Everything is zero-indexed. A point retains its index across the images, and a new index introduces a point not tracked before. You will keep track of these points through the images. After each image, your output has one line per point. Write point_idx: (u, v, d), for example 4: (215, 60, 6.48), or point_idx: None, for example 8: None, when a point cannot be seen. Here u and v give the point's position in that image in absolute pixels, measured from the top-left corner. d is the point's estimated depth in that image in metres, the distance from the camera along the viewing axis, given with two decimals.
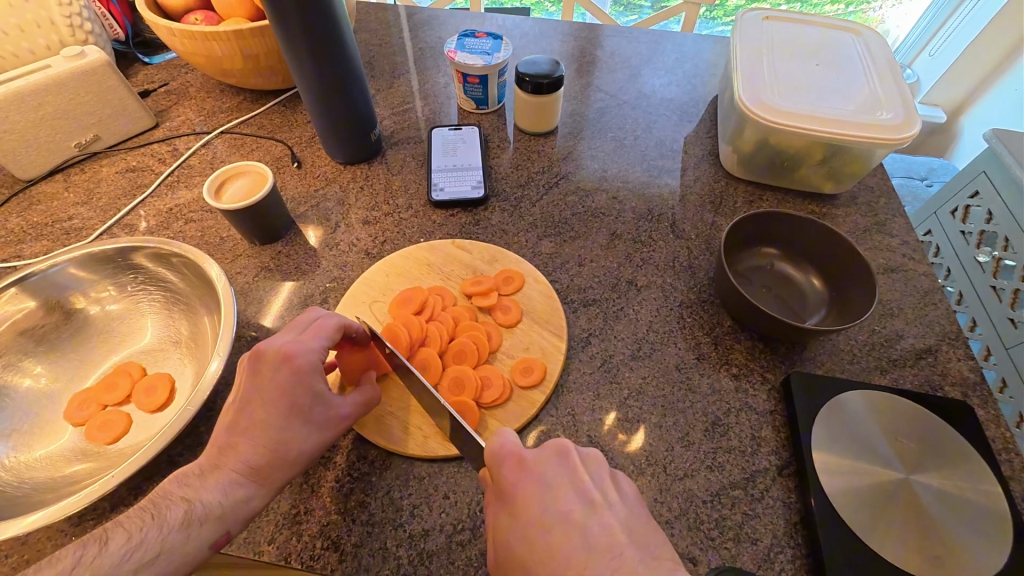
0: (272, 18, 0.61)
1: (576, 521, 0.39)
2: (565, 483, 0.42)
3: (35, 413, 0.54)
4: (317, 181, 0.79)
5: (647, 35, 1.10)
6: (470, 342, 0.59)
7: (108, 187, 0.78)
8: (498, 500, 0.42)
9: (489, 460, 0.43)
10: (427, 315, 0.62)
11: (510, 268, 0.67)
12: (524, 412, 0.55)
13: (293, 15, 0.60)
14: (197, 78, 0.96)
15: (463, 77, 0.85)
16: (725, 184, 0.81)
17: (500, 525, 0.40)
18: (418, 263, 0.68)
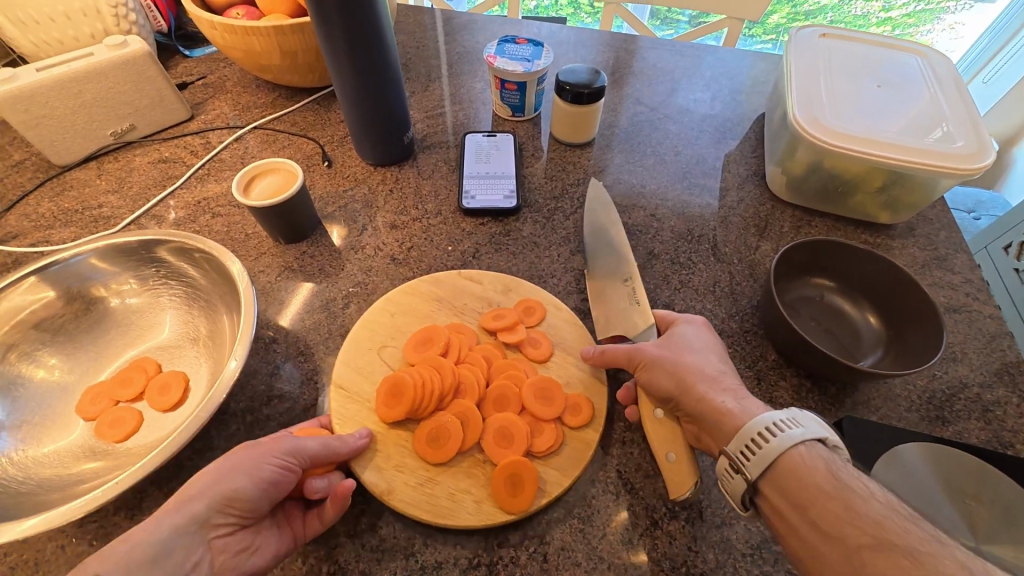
0: (314, 17, 0.60)
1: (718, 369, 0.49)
2: (708, 345, 0.52)
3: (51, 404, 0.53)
4: (346, 181, 0.78)
5: (689, 48, 1.07)
6: (509, 385, 0.53)
7: (139, 177, 0.78)
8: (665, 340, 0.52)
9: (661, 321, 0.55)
10: (454, 358, 0.55)
11: (530, 298, 0.61)
12: (579, 459, 0.49)
13: (335, 14, 0.59)
14: (234, 72, 0.96)
15: (501, 83, 0.83)
16: (771, 208, 0.76)
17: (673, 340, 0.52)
18: (424, 299, 0.61)
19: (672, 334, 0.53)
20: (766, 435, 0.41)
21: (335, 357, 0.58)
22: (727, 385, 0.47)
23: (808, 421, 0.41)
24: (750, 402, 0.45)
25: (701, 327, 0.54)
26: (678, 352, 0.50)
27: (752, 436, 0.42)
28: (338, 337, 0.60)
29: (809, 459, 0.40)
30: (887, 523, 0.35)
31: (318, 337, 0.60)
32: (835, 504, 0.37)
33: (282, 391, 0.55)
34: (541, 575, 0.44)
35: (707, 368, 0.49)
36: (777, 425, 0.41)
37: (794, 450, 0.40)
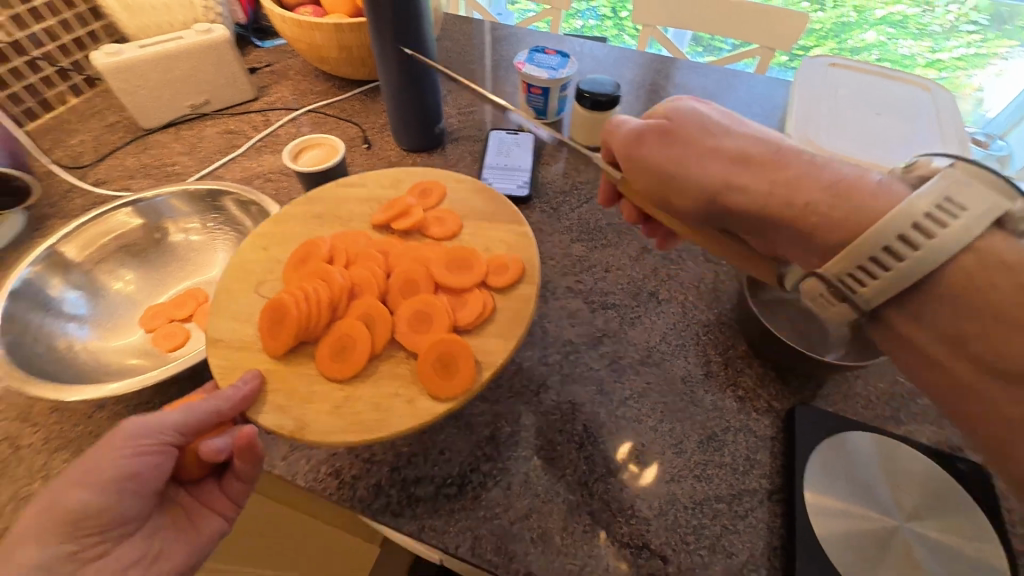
0: (365, 1, 0.69)
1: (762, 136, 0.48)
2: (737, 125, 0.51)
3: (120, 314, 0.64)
4: (382, 162, 0.88)
5: (712, 70, 1.13)
6: (418, 275, 0.60)
7: (208, 144, 0.90)
8: (693, 142, 0.51)
9: (687, 137, 0.52)
10: (344, 261, 0.62)
11: (426, 183, 0.70)
12: (502, 333, 0.55)
13: (384, 1, 0.68)
14: (297, 63, 1.09)
15: (528, 87, 0.92)
16: None
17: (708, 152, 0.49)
18: (304, 216, 0.67)
19: (699, 117, 0.52)
20: (917, 236, 0.36)
21: None
22: (780, 167, 0.45)
23: (967, 199, 0.36)
24: (816, 175, 0.43)
25: (726, 116, 0.52)
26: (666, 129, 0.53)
27: (863, 186, 0.41)
28: None
29: (959, 252, 0.36)
30: (1019, 251, 0.35)
31: None
32: (968, 260, 0.36)
33: None
34: (503, 499, 0.51)
35: (703, 128, 0.51)
36: (938, 213, 0.36)
37: (963, 229, 0.35)
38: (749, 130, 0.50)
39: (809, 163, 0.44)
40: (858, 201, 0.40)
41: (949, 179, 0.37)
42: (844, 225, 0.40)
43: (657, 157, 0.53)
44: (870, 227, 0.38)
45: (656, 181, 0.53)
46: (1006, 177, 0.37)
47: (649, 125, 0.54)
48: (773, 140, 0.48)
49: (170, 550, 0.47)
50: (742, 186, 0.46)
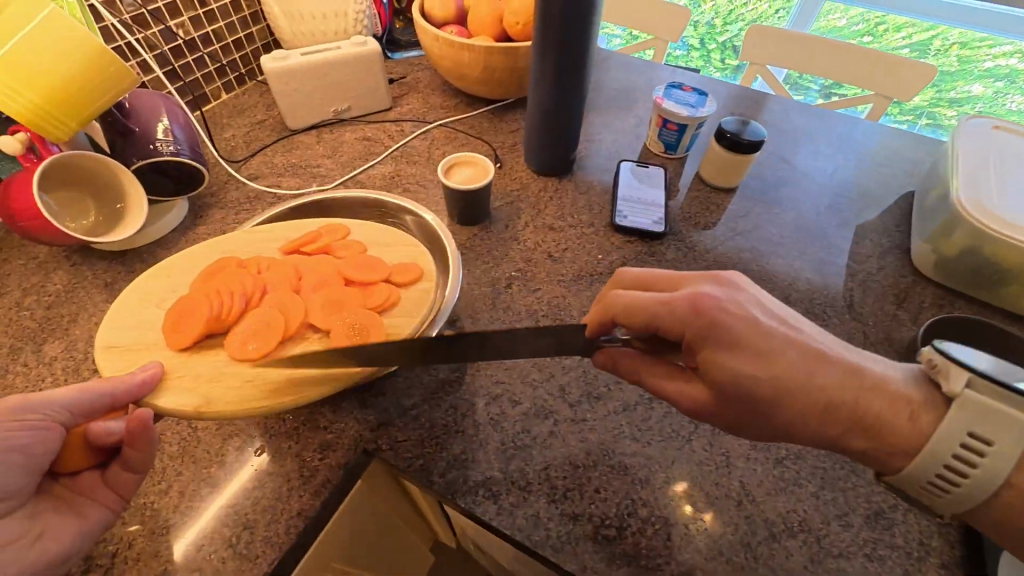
0: (539, 19, 0.71)
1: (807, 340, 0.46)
2: (732, 309, 0.46)
3: (144, 294, 0.59)
4: (513, 183, 0.89)
5: (840, 117, 1.09)
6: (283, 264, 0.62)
7: (348, 149, 0.94)
8: (708, 335, 0.45)
9: (698, 335, 0.46)
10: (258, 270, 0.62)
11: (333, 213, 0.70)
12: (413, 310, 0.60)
13: (558, 21, 0.70)
14: (426, 76, 1.13)
15: (663, 122, 0.92)
16: (913, 282, 0.77)
17: (727, 364, 0.44)
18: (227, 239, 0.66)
19: (698, 296, 0.47)
20: (961, 467, 0.40)
21: (496, 325, 0.68)
22: (834, 382, 0.44)
23: (995, 431, 0.39)
24: (864, 381, 0.44)
25: (726, 286, 0.49)
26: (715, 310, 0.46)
27: (889, 390, 0.44)
28: (500, 310, 0.70)
29: (1011, 476, 0.39)
30: None
31: (482, 306, 0.70)
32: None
33: None
34: (664, 550, 0.50)
35: (746, 327, 0.45)
36: (975, 441, 0.40)
37: (1009, 460, 0.39)
38: (768, 321, 0.46)
39: (854, 385, 0.44)
40: (890, 428, 0.43)
41: (965, 409, 0.40)
42: (898, 448, 0.43)
43: (723, 374, 0.44)
44: (920, 449, 0.42)
45: (700, 407, 0.47)
46: (1011, 379, 0.39)
47: (667, 318, 0.47)
48: (812, 347, 0.45)
49: (57, 530, 0.44)
50: (792, 403, 0.44)
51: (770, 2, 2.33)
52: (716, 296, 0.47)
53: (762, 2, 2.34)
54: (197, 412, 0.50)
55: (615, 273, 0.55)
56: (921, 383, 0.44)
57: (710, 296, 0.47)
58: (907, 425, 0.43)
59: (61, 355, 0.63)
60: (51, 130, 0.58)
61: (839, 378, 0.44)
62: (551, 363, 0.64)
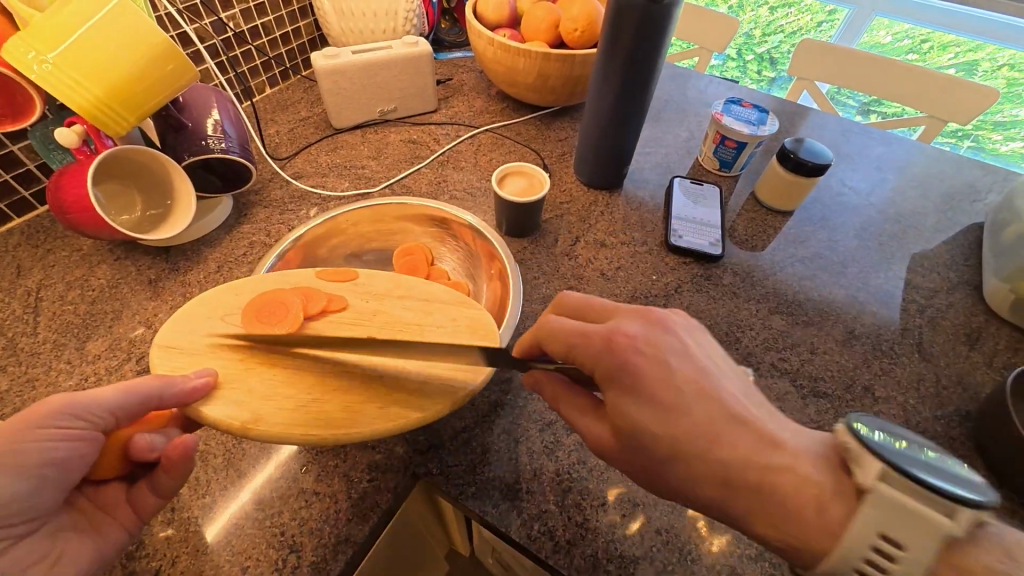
0: (608, 28, 0.69)
1: (730, 401, 0.39)
2: (657, 347, 0.41)
3: (204, 306, 0.54)
4: (562, 194, 0.87)
5: (902, 141, 1.05)
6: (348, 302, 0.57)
7: (393, 151, 0.92)
8: (620, 390, 0.40)
9: (550, 339, 0.45)
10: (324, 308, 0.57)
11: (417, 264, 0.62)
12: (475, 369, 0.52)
13: (629, 33, 0.67)
14: (471, 79, 1.11)
15: (720, 138, 0.88)
16: (985, 320, 0.73)
17: (624, 411, 0.40)
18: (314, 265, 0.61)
19: (610, 328, 0.42)
20: (871, 569, 0.34)
21: None
22: (727, 442, 0.37)
23: (905, 525, 0.33)
24: (769, 456, 0.37)
25: (652, 319, 0.44)
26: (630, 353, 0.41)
27: (787, 450, 0.38)
28: None
29: (929, 568, 0.34)
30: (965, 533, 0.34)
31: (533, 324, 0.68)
32: (960, 573, 0.33)
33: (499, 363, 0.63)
34: None
35: (660, 374, 0.39)
36: (861, 522, 0.34)
37: (920, 560, 0.34)
38: (686, 372, 0.40)
39: (766, 465, 0.37)
40: (777, 499, 0.36)
41: (869, 499, 0.34)
42: (767, 512, 0.37)
43: (624, 422, 0.40)
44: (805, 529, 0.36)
45: (602, 449, 0.43)
46: (907, 450, 0.36)
47: (581, 350, 0.42)
48: (724, 406, 0.39)
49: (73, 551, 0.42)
50: (685, 469, 0.38)
51: (812, 15, 2.28)
52: (631, 335, 0.41)
53: (804, 14, 2.29)
54: (244, 428, 0.45)
55: (556, 297, 0.50)
56: (828, 462, 0.38)
57: (625, 334, 0.41)
58: (788, 490, 0.36)
59: (105, 353, 0.61)
60: (109, 122, 0.56)
61: (751, 446, 0.37)
62: None
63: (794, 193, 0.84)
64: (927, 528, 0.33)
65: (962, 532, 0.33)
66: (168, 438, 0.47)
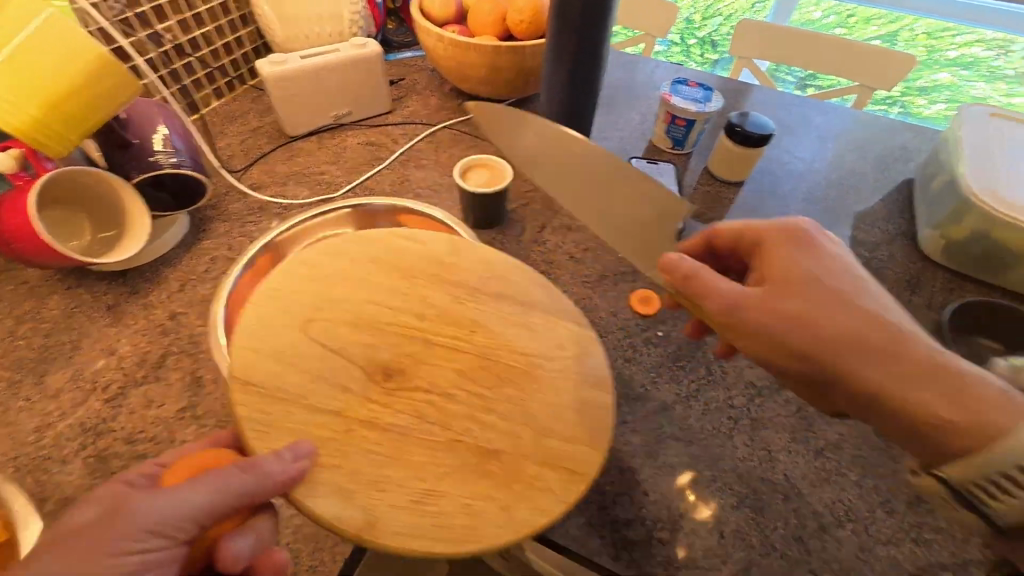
0: (554, 19, 0.70)
1: (846, 291, 0.46)
2: (772, 236, 0.53)
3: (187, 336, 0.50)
4: (524, 184, 0.88)
5: (837, 109, 1.11)
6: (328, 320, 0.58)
7: (351, 155, 0.91)
8: (689, 280, 0.51)
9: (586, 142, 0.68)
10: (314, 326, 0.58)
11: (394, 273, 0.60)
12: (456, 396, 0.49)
13: (575, 23, 0.69)
14: (424, 77, 1.10)
15: (671, 118, 0.92)
16: (923, 267, 0.79)
17: (731, 295, 0.49)
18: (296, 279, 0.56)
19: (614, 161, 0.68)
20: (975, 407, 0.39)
21: None
22: (841, 318, 0.44)
23: (867, 336, 0.43)
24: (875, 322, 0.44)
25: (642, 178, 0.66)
26: (800, 249, 0.50)
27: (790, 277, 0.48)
28: None
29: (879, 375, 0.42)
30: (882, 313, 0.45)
31: None
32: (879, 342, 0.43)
33: None
34: (719, 550, 0.50)
35: (786, 268, 0.49)
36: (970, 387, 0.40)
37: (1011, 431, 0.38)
38: (807, 266, 0.48)
39: (846, 320, 0.44)
40: (879, 353, 0.43)
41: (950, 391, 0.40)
42: (860, 368, 0.43)
43: (719, 296, 0.49)
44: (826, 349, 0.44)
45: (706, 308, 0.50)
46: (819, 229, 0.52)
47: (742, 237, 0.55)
48: (843, 290, 0.46)
49: None
50: (808, 331, 0.45)
51: None
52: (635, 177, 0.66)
53: None
54: (358, 537, 0.41)
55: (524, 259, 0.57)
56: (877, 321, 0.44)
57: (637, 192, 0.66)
58: (876, 338, 0.43)
59: (67, 386, 0.59)
60: (47, 142, 0.54)
61: (855, 312, 0.45)
62: None
63: (742, 163, 0.88)
64: (819, 314, 0.45)
65: (863, 319, 0.44)
66: (257, 541, 0.41)
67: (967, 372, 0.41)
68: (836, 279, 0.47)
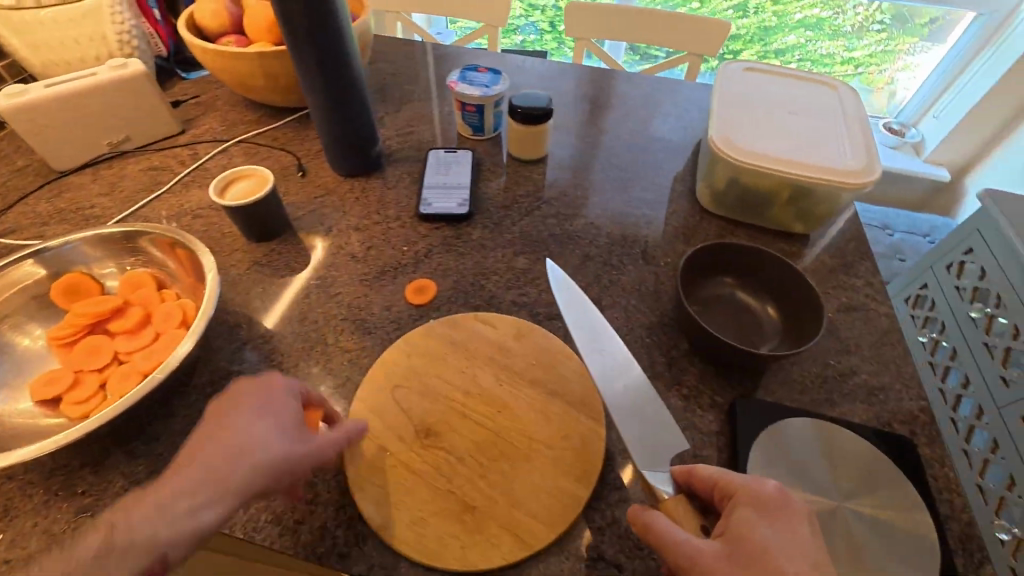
0: (281, 20, 0.68)
1: (769, 502, 0.41)
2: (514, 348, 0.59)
3: None
4: (317, 190, 0.86)
5: (644, 79, 1.17)
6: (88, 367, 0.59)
7: (130, 183, 0.86)
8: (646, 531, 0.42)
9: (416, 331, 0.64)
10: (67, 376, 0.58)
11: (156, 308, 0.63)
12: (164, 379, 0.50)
13: (301, 22, 0.67)
14: (225, 93, 1.06)
15: (462, 105, 0.92)
16: (699, 218, 0.84)
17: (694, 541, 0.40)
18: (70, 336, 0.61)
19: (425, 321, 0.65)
20: None
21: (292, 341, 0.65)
22: (787, 527, 0.40)
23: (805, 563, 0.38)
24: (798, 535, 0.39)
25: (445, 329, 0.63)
26: (766, 515, 0.40)
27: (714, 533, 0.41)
28: (298, 323, 0.68)
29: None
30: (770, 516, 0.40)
31: (279, 323, 0.68)
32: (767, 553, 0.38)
33: (239, 369, 0.63)
34: None
35: (737, 511, 0.41)
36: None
37: None
38: (760, 485, 0.43)
39: (798, 531, 0.39)
40: None
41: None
42: None
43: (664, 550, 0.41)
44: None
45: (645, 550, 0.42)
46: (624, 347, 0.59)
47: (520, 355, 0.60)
48: (763, 537, 0.39)
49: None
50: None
51: None
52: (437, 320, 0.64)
53: None
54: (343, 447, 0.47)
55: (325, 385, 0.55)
56: (785, 499, 0.41)
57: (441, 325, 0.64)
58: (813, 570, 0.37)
59: None
60: None
61: (782, 532, 0.39)
62: (350, 368, 0.63)
63: (532, 141, 0.90)
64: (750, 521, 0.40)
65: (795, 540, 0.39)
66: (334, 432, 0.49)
67: (785, 529, 0.39)
68: (794, 564, 0.37)
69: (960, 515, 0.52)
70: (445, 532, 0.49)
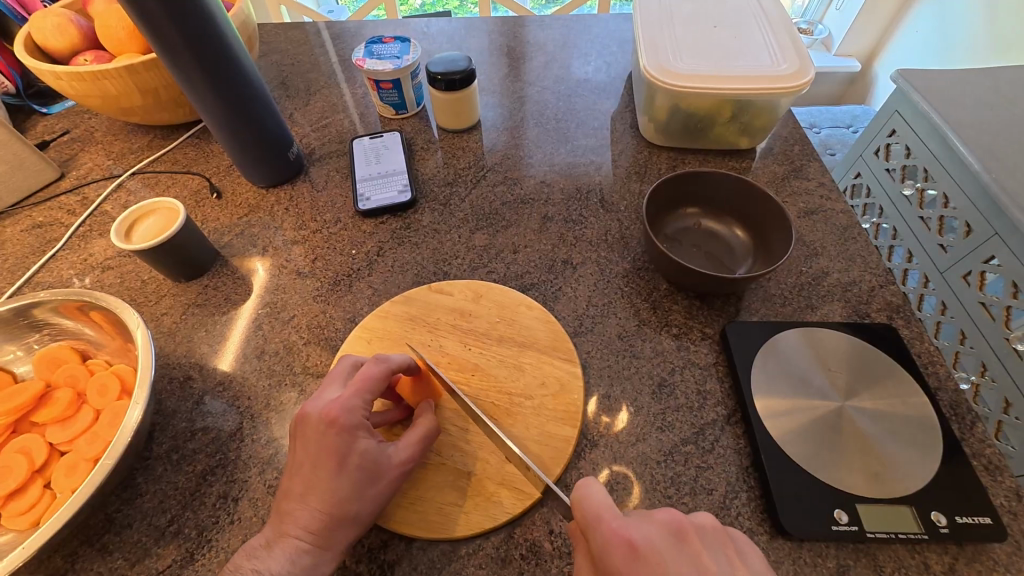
0: (142, 28, 0.56)
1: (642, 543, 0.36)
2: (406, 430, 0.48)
3: None
4: (240, 209, 0.77)
5: (560, 20, 1.11)
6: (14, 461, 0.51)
7: (14, 248, 0.74)
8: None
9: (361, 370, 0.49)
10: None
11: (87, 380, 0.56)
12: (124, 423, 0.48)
13: (166, 22, 0.56)
14: (101, 122, 0.92)
15: (376, 84, 0.84)
16: (648, 154, 0.82)
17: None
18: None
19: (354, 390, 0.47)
20: None
21: (254, 383, 0.59)
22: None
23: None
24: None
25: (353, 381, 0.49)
26: (653, 567, 0.35)
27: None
28: (255, 360, 0.61)
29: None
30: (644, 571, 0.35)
31: (234, 364, 0.61)
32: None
33: (203, 425, 0.56)
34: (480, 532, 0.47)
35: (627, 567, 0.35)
36: None
37: None
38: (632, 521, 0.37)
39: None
40: None
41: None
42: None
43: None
44: None
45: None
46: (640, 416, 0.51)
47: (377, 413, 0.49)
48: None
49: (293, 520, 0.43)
50: None
51: None
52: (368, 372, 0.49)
53: None
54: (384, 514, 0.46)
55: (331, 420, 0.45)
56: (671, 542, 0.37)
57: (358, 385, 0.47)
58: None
59: None
60: None
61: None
62: None
63: (458, 108, 0.83)
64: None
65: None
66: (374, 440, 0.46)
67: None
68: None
69: (947, 384, 0.55)
70: (471, 535, 0.46)
